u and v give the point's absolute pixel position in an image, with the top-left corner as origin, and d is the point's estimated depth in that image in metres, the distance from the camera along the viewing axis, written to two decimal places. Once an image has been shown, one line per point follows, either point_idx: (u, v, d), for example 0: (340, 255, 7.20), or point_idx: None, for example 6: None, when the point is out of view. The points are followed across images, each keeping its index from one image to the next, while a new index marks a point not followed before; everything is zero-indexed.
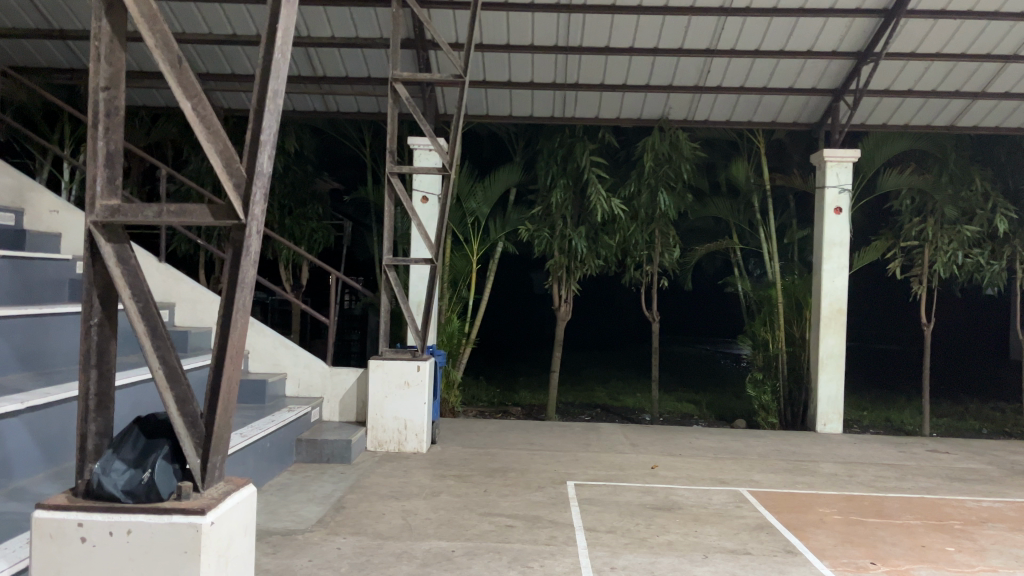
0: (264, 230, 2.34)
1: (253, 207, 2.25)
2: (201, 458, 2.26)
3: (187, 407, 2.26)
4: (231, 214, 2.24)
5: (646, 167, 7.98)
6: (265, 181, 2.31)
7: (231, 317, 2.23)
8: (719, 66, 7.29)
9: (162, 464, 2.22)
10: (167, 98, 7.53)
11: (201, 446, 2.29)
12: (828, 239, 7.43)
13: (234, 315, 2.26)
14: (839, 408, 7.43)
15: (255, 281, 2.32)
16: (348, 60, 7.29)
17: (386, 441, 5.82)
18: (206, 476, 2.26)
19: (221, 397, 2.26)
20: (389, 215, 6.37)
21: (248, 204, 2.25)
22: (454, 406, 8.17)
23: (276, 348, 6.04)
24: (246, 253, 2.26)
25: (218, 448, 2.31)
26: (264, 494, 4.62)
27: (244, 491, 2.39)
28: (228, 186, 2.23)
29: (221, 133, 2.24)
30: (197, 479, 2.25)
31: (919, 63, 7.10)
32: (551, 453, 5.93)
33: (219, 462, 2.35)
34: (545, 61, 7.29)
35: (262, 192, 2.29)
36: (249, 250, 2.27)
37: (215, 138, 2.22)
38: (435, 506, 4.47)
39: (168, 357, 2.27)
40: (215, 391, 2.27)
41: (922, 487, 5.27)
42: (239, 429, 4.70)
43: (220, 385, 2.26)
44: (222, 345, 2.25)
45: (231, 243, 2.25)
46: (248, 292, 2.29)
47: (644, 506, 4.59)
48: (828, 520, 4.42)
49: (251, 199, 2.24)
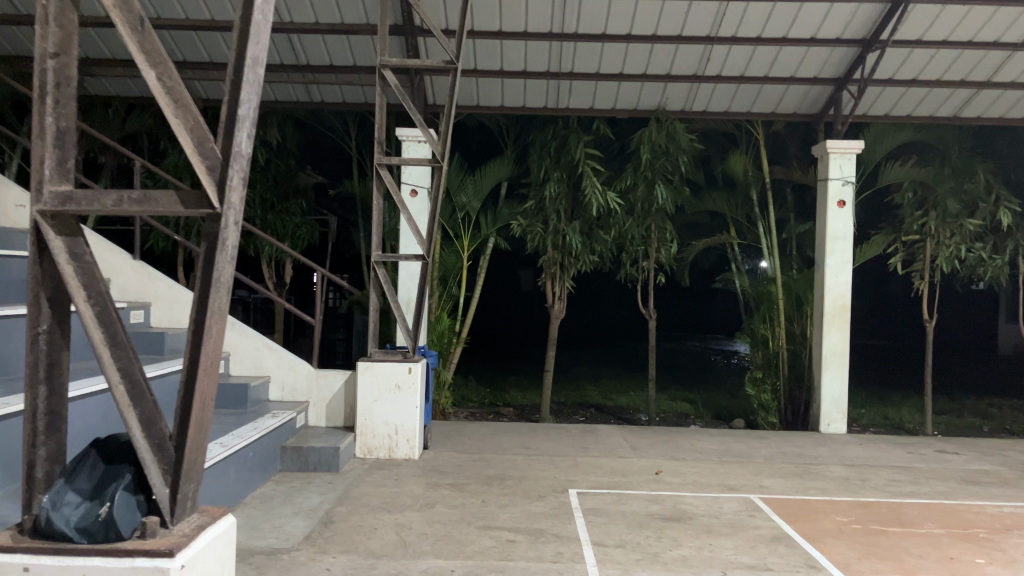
0: (243, 222, 2.04)
1: (230, 193, 1.95)
2: (171, 487, 1.97)
3: (153, 429, 1.96)
4: (204, 202, 1.94)
5: (642, 160, 7.71)
6: (244, 164, 2.02)
7: (203, 324, 1.93)
8: (719, 54, 7.03)
9: (123, 496, 1.92)
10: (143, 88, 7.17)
11: (170, 474, 1.99)
12: (831, 232, 7.19)
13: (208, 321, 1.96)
14: (843, 407, 7.20)
15: (233, 280, 2.02)
16: (332, 47, 6.98)
17: (375, 447, 5.53)
18: (176, 509, 1.97)
19: (193, 418, 1.96)
20: (377, 208, 6.06)
21: (223, 190, 1.94)
22: (444, 407, 7.91)
23: (258, 350, 5.74)
24: (223, 247, 1.96)
25: (190, 477, 2.02)
26: (245, 508, 4.31)
27: (221, 523, 2.11)
28: (201, 169, 1.92)
29: (191, 106, 1.92)
30: (166, 513, 1.95)
31: (925, 51, 6.87)
32: (549, 458, 5.65)
33: (192, 491, 2.06)
34: (539, 48, 7.00)
35: (241, 180, 2.01)
36: (225, 244, 1.97)
37: (184, 113, 1.91)
38: (430, 519, 4.18)
39: (131, 370, 1.97)
40: (185, 408, 1.97)
41: (939, 492, 5.03)
42: (219, 438, 4.38)
43: (191, 403, 1.96)
44: (193, 357, 1.95)
45: (205, 236, 1.95)
46: (225, 294, 1.99)
47: (653, 516, 4.32)
48: (847, 530, 4.17)
49: (227, 183, 1.94)
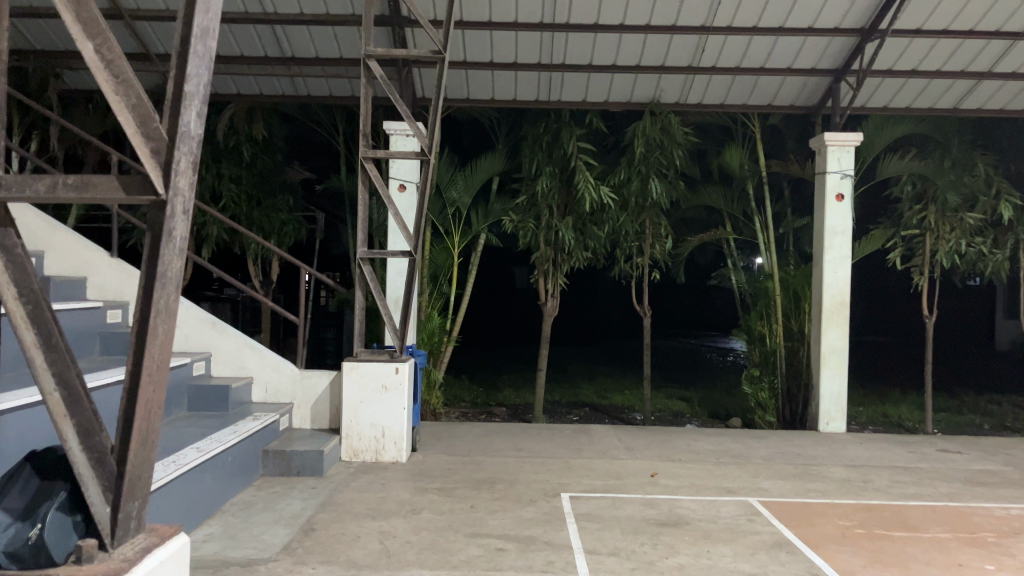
0: (191, 210, 1.95)
1: (176, 178, 1.86)
2: (111, 507, 1.92)
3: (91, 441, 1.93)
4: (148, 189, 1.84)
5: (636, 154, 7.54)
6: (192, 145, 1.92)
7: (145, 329, 1.86)
8: (715, 44, 6.86)
9: (55, 517, 1.96)
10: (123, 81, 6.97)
11: (110, 491, 1.95)
12: (830, 227, 7.02)
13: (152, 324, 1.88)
14: (842, 405, 7.04)
15: (181, 277, 1.94)
16: (317, 38, 6.79)
17: (361, 450, 5.35)
18: (116, 530, 1.92)
19: (135, 432, 1.91)
20: (363, 203, 5.86)
21: (168, 175, 1.84)
22: (435, 408, 7.72)
23: (241, 350, 5.57)
24: (170, 241, 1.88)
25: (133, 495, 1.98)
26: (223, 516, 4.12)
27: (170, 545, 2.09)
28: (145, 151, 1.81)
29: (132, 82, 1.81)
30: (106, 535, 1.92)
31: (925, 41, 6.73)
32: (541, 460, 5.48)
33: (136, 510, 2.02)
34: (530, 39, 6.83)
35: (189, 163, 1.92)
36: (172, 236, 1.88)
37: (124, 89, 1.79)
38: (416, 526, 4.01)
39: (66, 376, 1.93)
40: (126, 422, 1.91)
41: (943, 493, 4.88)
42: (196, 442, 4.19)
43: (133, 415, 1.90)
44: (135, 366, 1.89)
45: (150, 225, 1.87)
46: (172, 292, 1.91)
47: (648, 522, 4.15)
48: (850, 535, 4.01)
49: (174, 166, 1.84)
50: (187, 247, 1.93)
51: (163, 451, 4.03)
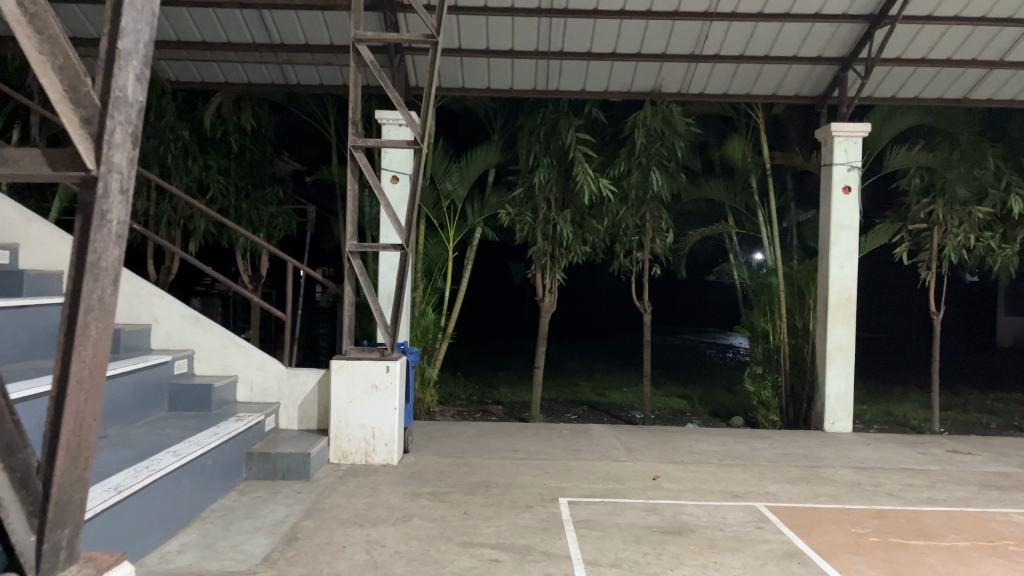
0: (128, 184, 2.00)
1: (108, 150, 1.91)
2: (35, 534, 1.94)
3: (12, 460, 1.90)
4: (78, 164, 1.87)
5: (636, 146, 7.30)
6: (128, 111, 1.97)
7: (75, 327, 1.89)
8: (718, 31, 6.64)
9: None
10: None
11: (35, 516, 1.95)
12: (837, 221, 6.80)
13: (83, 322, 1.92)
14: (848, 405, 6.83)
15: (118, 263, 1.99)
16: (307, 25, 6.55)
17: (351, 453, 5.13)
18: (43, 555, 1.95)
19: (63, 445, 1.93)
20: (352, 194, 5.60)
21: (100, 146, 1.90)
22: (429, 406, 7.47)
23: (225, 347, 5.33)
24: (103, 224, 1.93)
25: (62, 518, 1.99)
26: (201, 523, 3.90)
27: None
28: (76, 117, 1.86)
29: (59, 39, 1.81)
30: (31, 565, 1.94)
31: (936, 27, 6.52)
32: (538, 462, 5.25)
33: (67, 533, 2.04)
34: (527, 25, 6.62)
35: (124, 135, 1.96)
36: (106, 217, 1.94)
37: (51, 48, 1.80)
38: (406, 535, 3.79)
39: None
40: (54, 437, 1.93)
41: (958, 498, 4.67)
42: (174, 446, 3.96)
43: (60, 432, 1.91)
44: (64, 370, 1.91)
45: (80, 207, 1.90)
46: (106, 282, 1.96)
47: (651, 529, 3.94)
48: (865, 544, 3.80)
49: (105, 134, 1.89)
50: (121, 230, 1.97)
51: (137, 455, 3.79)
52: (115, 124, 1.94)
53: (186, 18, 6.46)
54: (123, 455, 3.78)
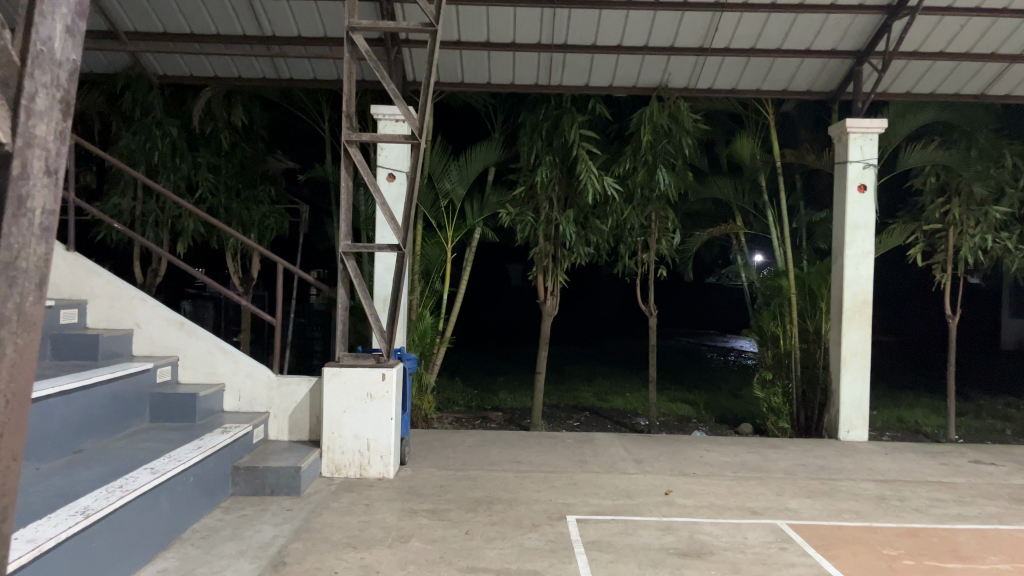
0: (58, 164, 1.75)
1: (28, 119, 1.67)
2: None
3: None
4: None
5: (642, 143, 7.01)
6: (58, 77, 1.74)
7: None
8: (729, 22, 6.36)
9: None
10: (114, 60, 6.72)
11: None
12: (851, 221, 6.53)
13: None
14: (864, 412, 6.55)
15: (44, 254, 1.72)
16: (300, 15, 6.25)
17: (344, 465, 4.84)
18: None
19: None
20: (346, 192, 5.31)
21: (17, 113, 1.65)
22: (427, 413, 7.16)
23: (212, 353, 5.04)
24: (21, 213, 1.67)
25: None
26: (182, 545, 3.60)
27: None
28: None
29: None
30: None
31: (955, 19, 6.26)
32: (543, 475, 4.96)
33: None
34: (529, 16, 6.34)
35: (49, 100, 1.72)
36: (27, 202, 1.68)
37: None
38: (403, 559, 3.50)
39: None
40: None
41: (990, 514, 4.40)
42: (152, 462, 3.67)
43: None
44: None
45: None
46: (26, 281, 1.69)
47: (667, 552, 3.65)
48: (899, 568, 3.51)
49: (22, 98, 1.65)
50: (44, 219, 1.71)
51: (112, 471, 3.51)
52: (38, 86, 1.70)
53: (172, 7, 6.16)
54: (96, 473, 3.49)
